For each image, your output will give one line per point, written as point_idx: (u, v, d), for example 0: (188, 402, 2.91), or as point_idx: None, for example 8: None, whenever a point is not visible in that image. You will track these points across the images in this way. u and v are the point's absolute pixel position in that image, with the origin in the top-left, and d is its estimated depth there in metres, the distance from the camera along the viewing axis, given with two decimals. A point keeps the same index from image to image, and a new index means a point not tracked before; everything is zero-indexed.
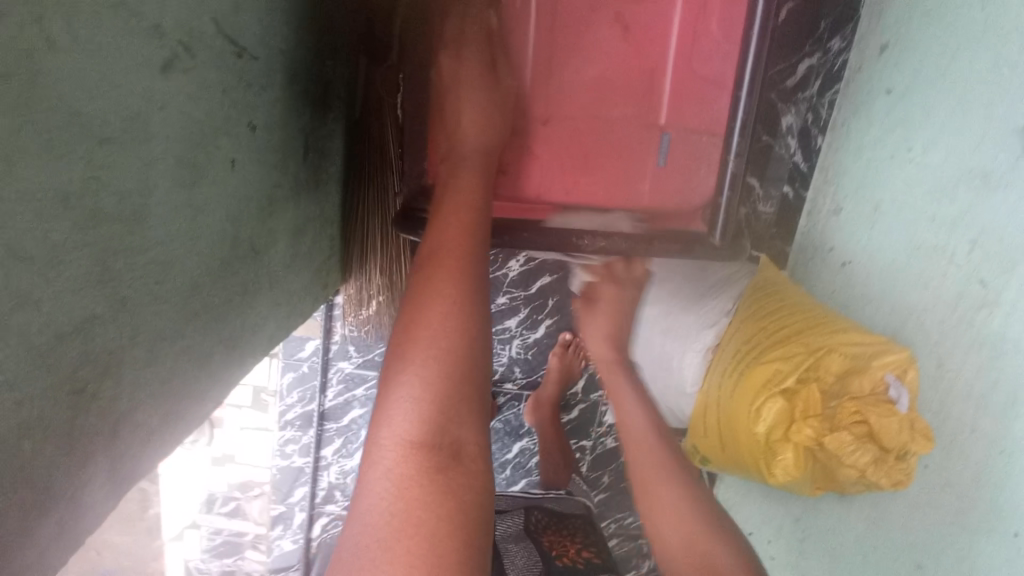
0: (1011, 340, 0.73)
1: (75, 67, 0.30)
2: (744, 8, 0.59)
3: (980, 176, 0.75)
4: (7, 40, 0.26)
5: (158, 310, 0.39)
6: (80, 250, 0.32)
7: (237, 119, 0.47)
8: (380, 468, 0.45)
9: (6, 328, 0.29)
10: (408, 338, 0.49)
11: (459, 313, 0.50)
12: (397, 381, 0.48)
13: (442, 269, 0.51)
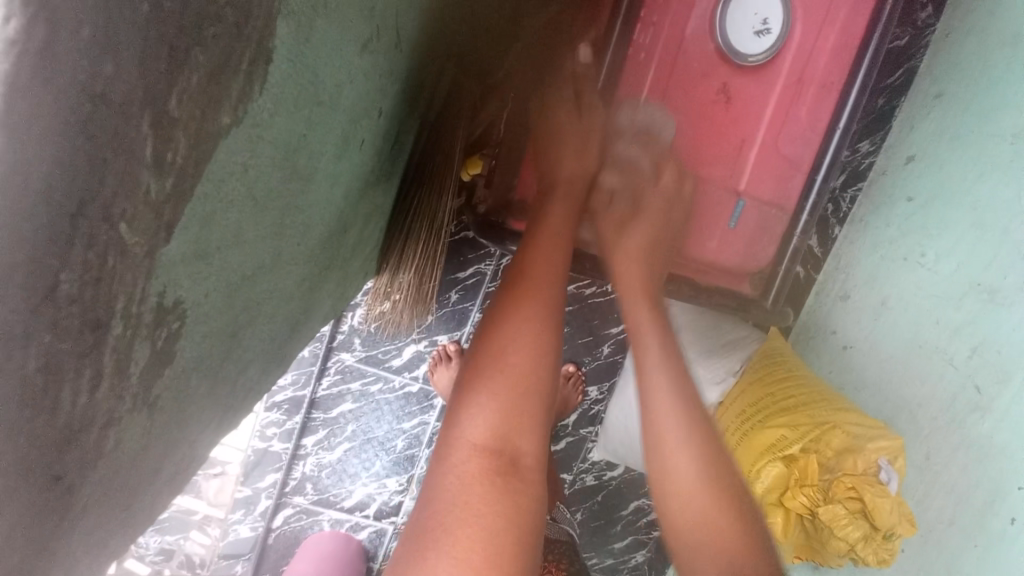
0: (997, 445, 0.82)
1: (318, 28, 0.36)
2: (834, 105, 0.65)
3: (987, 292, 0.86)
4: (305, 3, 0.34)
5: (275, 264, 0.44)
6: (248, 189, 0.36)
7: (381, 104, 0.51)
8: (449, 464, 0.46)
9: (208, 254, 0.35)
10: (490, 348, 0.51)
11: (541, 332, 0.53)
12: (475, 385, 0.50)
13: (530, 290, 0.55)
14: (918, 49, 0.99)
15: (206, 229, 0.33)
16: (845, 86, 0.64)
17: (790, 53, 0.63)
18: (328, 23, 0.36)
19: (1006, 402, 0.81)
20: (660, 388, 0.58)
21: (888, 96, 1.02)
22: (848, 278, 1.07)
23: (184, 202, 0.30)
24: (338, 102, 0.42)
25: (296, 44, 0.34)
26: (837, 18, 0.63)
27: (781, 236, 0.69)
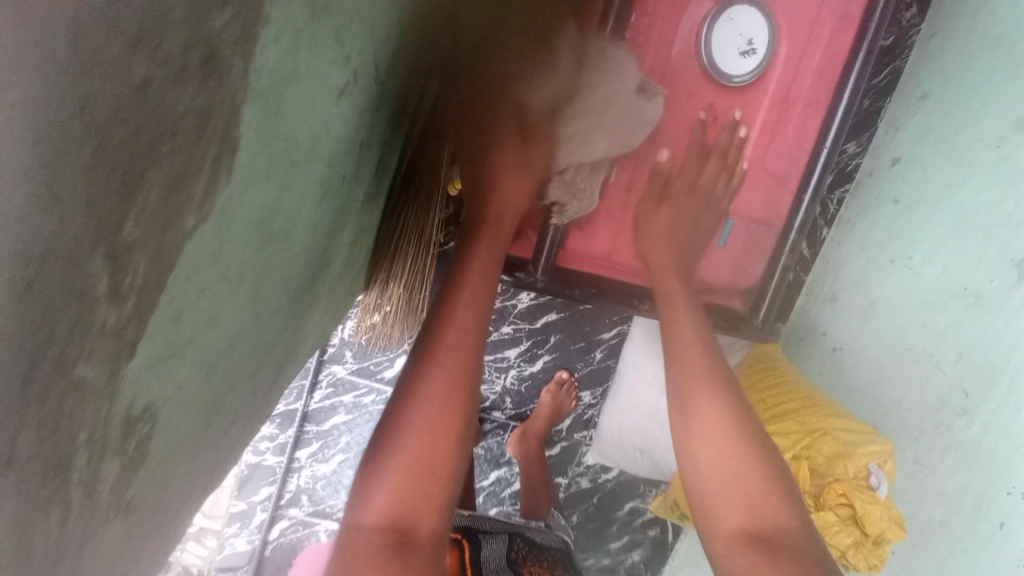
0: (984, 448, 0.84)
1: (276, 77, 0.33)
2: (820, 122, 0.64)
3: (972, 295, 0.88)
4: (280, 62, 0.32)
5: (252, 316, 0.42)
6: (216, 255, 0.34)
7: (359, 138, 0.50)
8: (348, 546, 0.45)
9: (179, 330, 0.33)
10: (397, 423, 0.51)
11: (446, 405, 0.52)
12: (381, 459, 0.49)
13: (440, 355, 0.54)
14: (904, 47, 1.06)
15: (175, 310, 0.32)
16: (832, 103, 0.63)
17: (775, 72, 0.62)
18: (303, 79, 0.35)
19: (992, 404, 0.83)
20: (686, 355, 0.62)
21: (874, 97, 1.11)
22: (838, 279, 1.16)
23: (147, 314, 0.30)
24: (314, 154, 0.40)
25: (265, 104, 0.33)
26: (822, 34, 0.62)
27: (770, 257, 0.68)
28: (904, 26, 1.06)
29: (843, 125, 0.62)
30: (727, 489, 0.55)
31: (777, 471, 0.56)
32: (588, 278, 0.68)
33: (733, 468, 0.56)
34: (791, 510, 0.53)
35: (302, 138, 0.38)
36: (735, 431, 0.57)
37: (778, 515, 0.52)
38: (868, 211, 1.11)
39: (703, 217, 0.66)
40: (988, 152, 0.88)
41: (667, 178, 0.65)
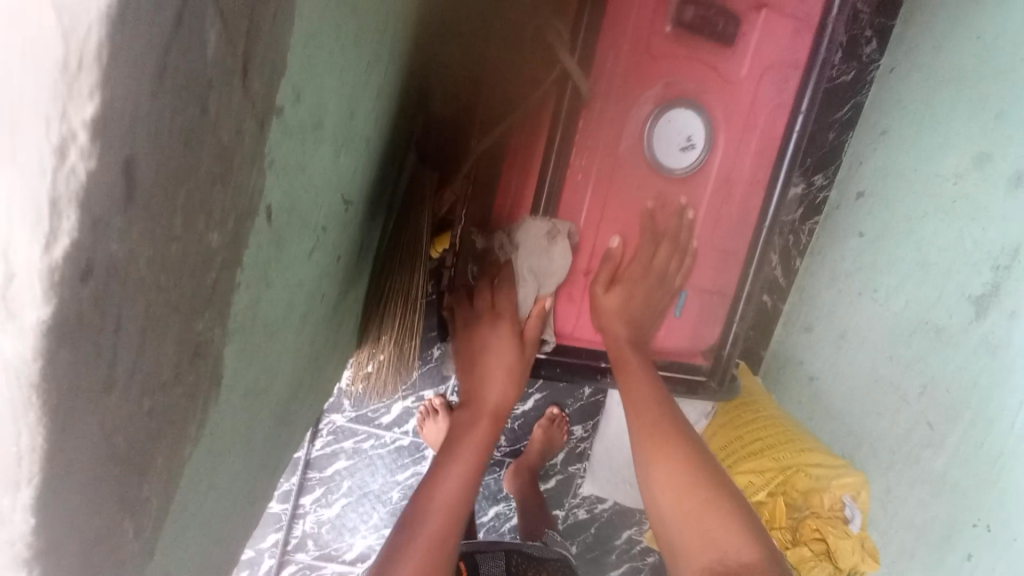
0: (948, 478, 0.92)
1: (290, 278, 0.37)
2: (761, 200, 0.70)
3: (933, 329, 0.99)
4: (300, 250, 0.38)
5: (260, 451, 0.47)
6: (245, 433, 0.39)
7: (334, 258, 0.54)
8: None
9: (205, 516, 0.37)
10: (423, 510, 0.61)
11: (429, 574, 0.56)
12: (405, 537, 0.59)
13: (464, 458, 0.66)
14: (864, 82, 1.23)
15: (202, 511, 0.36)
16: (769, 185, 0.69)
17: (715, 159, 0.68)
18: (298, 267, 0.39)
19: (955, 437, 0.92)
20: (643, 412, 0.66)
21: (838, 131, 1.27)
22: (811, 310, 1.29)
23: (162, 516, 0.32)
24: (295, 311, 0.43)
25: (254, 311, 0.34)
26: (756, 123, 0.68)
27: (724, 324, 0.74)
28: (866, 60, 1.22)
29: (779, 205, 0.70)
30: (693, 536, 0.57)
31: (745, 513, 0.58)
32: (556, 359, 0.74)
33: (698, 514, 0.58)
34: (759, 545, 0.55)
35: (300, 305, 0.44)
36: (697, 479, 0.61)
37: (743, 550, 0.55)
38: (838, 241, 1.27)
39: (656, 295, 0.70)
40: (949, 192, 1.01)
41: (628, 258, 0.69)
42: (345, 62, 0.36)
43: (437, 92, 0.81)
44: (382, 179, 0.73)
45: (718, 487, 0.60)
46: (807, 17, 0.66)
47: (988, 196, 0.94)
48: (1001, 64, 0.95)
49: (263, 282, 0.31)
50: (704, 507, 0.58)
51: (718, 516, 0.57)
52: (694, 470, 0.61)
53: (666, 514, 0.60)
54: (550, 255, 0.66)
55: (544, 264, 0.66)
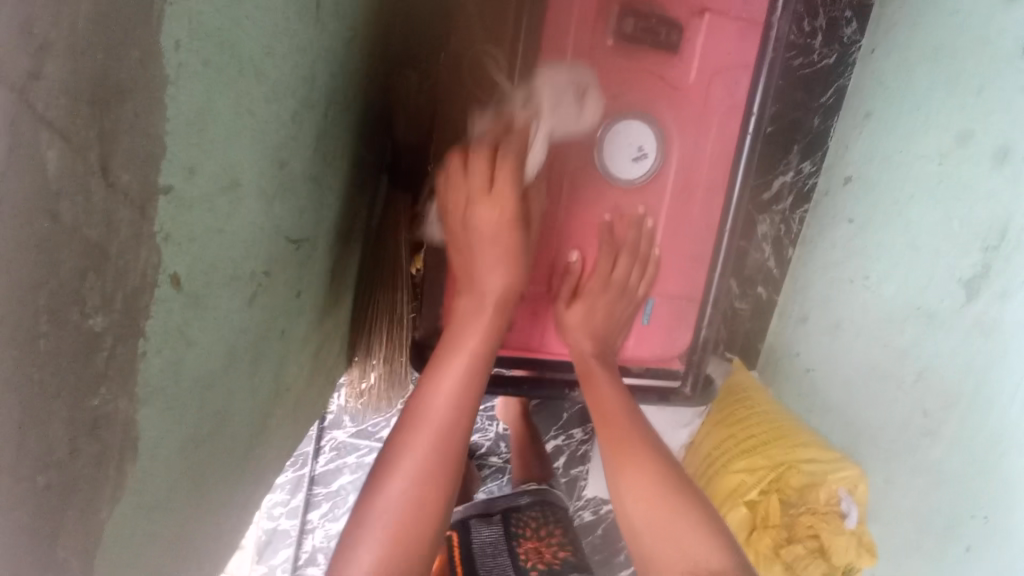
0: (944, 468, 0.91)
1: (219, 330, 0.40)
2: (721, 203, 0.70)
3: (925, 316, 0.98)
4: (232, 305, 0.40)
5: (213, 486, 0.49)
6: (181, 476, 0.41)
7: (290, 293, 0.56)
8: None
9: (139, 558, 0.40)
10: (421, 404, 0.58)
11: (430, 476, 0.55)
12: (402, 438, 0.57)
13: (462, 347, 0.61)
14: (847, 64, 1.22)
15: (126, 554, 0.37)
16: (728, 188, 0.69)
17: (670, 166, 0.68)
18: (231, 317, 0.41)
19: (951, 426, 0.90)
20: (609, 424, 0.67)
21: (823, 116, 1.26)
22: (805, 300, 1.27)
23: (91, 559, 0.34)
24: (238, 356, 0.45)
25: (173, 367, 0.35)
26: (710, 127, 0.68)
27: (694, 328, 0.74)
28: (846, 42, 1.21)
29: (739, 207, 0.69)
30: (665, 550, 0.59)
31: (712, 522, 0.60)
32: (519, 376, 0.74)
33: (670, 527, 0.59)
34: (731, 555, 0.58)
35: (246, 347, 0.46)
36: (666, 493, 0.62)
37: (711, 559, 0.57)
38: (826, 229, 1.24)
39: (618, 307, 0.69)
40: (931, 173, 1.01)
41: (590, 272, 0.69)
42: (259, 122, 0.38)
43: (401, 113, 0.86)
44: (346, 205, 0.76)
45: (688, 497, 0.62)
46: (752, 17, 0.66)
47: (980, 174, 0.92)
48: (979, 34, 0.95)
49: (176, 340, 0.35)
50: (674, 521, 0.60)
51: (688, 528, 0.59)
52: (663, 483, 0.62)
53: (640, 529, 0.61)
54: (573, 118, 0.64)
55: (564, 127, 0.64)
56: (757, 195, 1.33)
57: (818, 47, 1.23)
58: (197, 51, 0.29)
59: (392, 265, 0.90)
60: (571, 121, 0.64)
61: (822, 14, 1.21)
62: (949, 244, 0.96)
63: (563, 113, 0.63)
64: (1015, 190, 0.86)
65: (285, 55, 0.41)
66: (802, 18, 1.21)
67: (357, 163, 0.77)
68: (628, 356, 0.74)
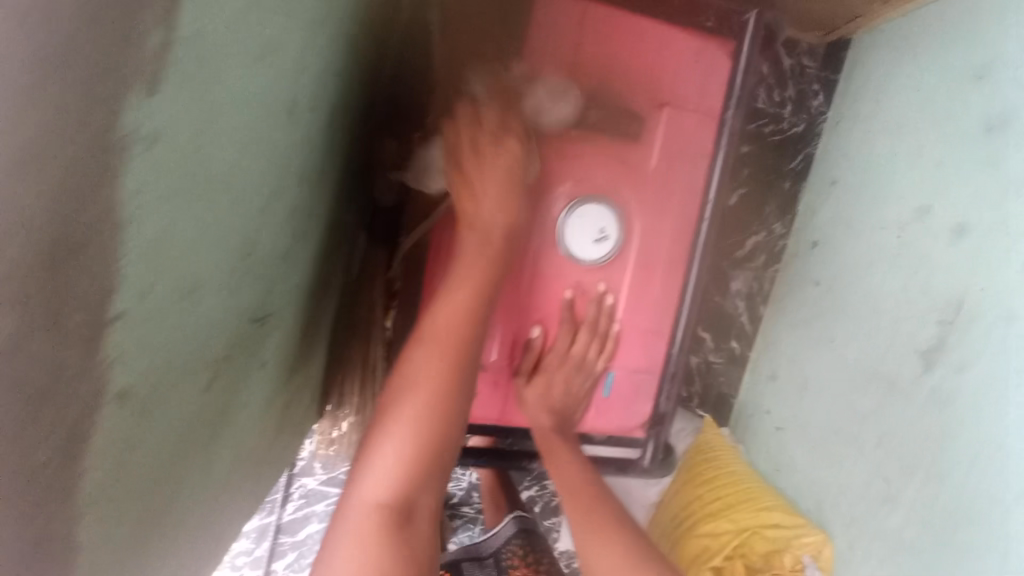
0: (903, 538, 0.90)
1: (155, 415, 0.42)
2: (681, 281, 0.73)
3: (887, 382, 0.98)
4: (171, 391, 0.42)
5: (135, 550, 0.50)
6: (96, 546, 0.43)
7: (252, 362, 0.58)
8: (352, 517, 0.52)
9: None
10: (429, 325, 0.59)
11: (440, 392, 0.57)
12: (412, 360, 0.58)
13: (467, 271, 0.61)
14: (815, 133, 1.28)
15: None
16: (687, 268, 0.72)
17: (630, 247, 0.71)
18: (169, 401, 0.43)
19: (909, 494, 0.90)
20: (576, 506, 0.71)
21: (792, 180, 1.32)
22: (776, 358, 1.29)
23: None
24: (178, 431, 0.47)
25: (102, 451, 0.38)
26: (670, 210, 0.71)
27: (654, 401, 0.76)
28: (814, 113, 1.28)
29: (697, 286, 0.72)
30: None
31: None
32: (479, 448, 0.75)
33: None
34: None
35: (189, 418, 0.49)
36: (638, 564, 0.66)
37: None
38: (795, 289, 1.28)
39: (575, 381, 0.72)
40: (891, 242, 1.02)
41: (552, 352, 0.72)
42: (223, 223, 0.41)
43: (380, 175, 0.89)
44: (321, 266, 0.79)
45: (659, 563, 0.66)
46: (709, 109, 0.70)
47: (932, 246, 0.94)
48: (933, 112, 0.98)
49: (118, 438, 0.38)
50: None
51: None
52: (635, 555, 0.67)
53: None
54: (558, 100, 0.66)
55: (550, 109, 0.66)
56: (730, 252, 1.37)
57: (787, 116, 1.30)
58: (161, 190, 0.31)
59: (368, 313, 0.93)
60: (558, 96, 0.66)
61: (791, 86, 1.28)
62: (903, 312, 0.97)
63: (549, 92, 0.66)
64: (970, 266, 0.87)
65: (258, 155, 0.43)
66: (771, 89, 1.29)
67: (332, 229, 0.78)
68: (589, 426, 0.76)
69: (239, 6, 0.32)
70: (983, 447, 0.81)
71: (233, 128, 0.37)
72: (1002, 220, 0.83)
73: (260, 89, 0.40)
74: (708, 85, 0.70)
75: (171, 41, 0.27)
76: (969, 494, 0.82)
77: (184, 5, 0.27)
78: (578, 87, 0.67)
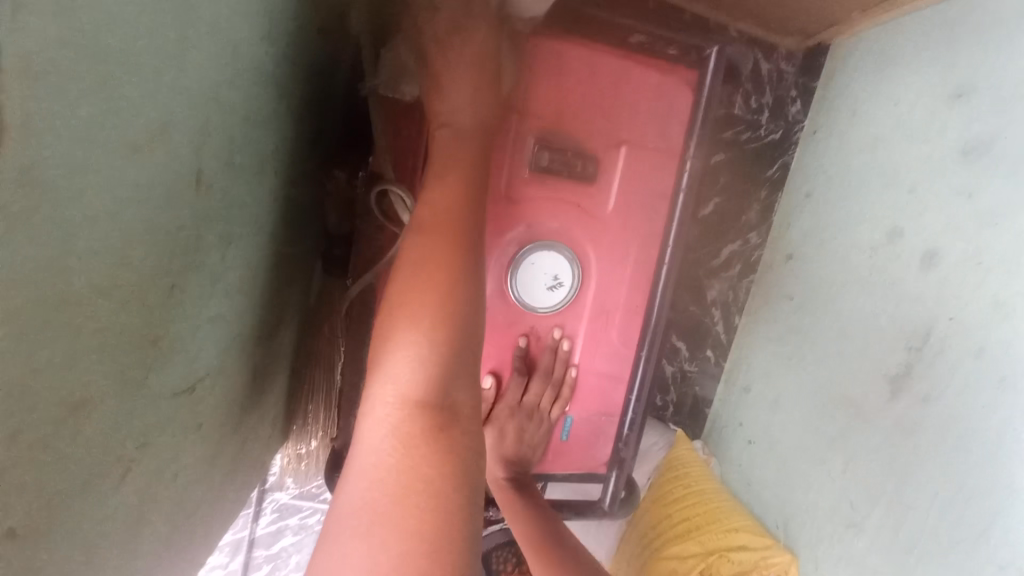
0: (870, 564, 0.88)
1: (69, 533, 0.39)
2: (641, 324, 0.71)
3: (853, 406, 0.95)
4: (81, 503, 0.40)
5: None
6: None
7: (188, 433, 0.55)
8: (387, 418, 0.46)
9: None
10: (422, 214, 0.55)
11: (448, 271, 0.52)
12: (410, 256, 0.53)
13: (451, 162, 0.57)
14: (791, 141, 1.22)
15: None
16: (646, 313, 0.71)
17: (585, 294, 0.69)
18: (81, 513, 0.40)
19: (875, 520, 0.87)
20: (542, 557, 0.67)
21: (770, 188, 1.26)
22: (749, 371, 1.24)
23: None
24: (104, 534, 0.44)
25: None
26: (629, 255, 0.69)
27: (616, 445, 0.74)
28: (791, 120, 1.22)
29: (657, 329, 0.70)
30: None
31: None
32: None
33: None
34: None
35: (111, 522, 0.45)
36: None
37: None
38: (768, 302, 1.22)
39: (527, 430, 0.71)
40: (864, 263, 0.96)
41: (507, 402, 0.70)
42: (115, 325, 0.37)
43: (330, 208, 0.81)
44: (276, 310, 0.74)
45: None
46: (670, 147, 0.67)
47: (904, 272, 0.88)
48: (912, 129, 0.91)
49: (25, 573, 0.35)
50: None
51: None
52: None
53: None
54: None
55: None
56: (705, 261, 1.32)
57: (765, 123, 1.24)
58: (20, 329, 0.29)
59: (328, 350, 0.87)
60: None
61: (768, 92, 1.22)
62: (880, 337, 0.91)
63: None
64: (942, 295, 0.82)
65: (154, 244, 0.39)
66: (749, 95, 1.23)
67: (281, 270, 0.72)
68: (552, 470, 0.74)
69: (89, 114, 0.30)
70: (943, 489, 0.78)
71: (112, 231, 0.34)
72: (976, 250, 0.78)
73: (149, 182, 0.37)
74: (670, 122, 0.67)
75: None
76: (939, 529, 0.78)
77: (6, 151, 0.25)
78: (531, 133, 0.64)
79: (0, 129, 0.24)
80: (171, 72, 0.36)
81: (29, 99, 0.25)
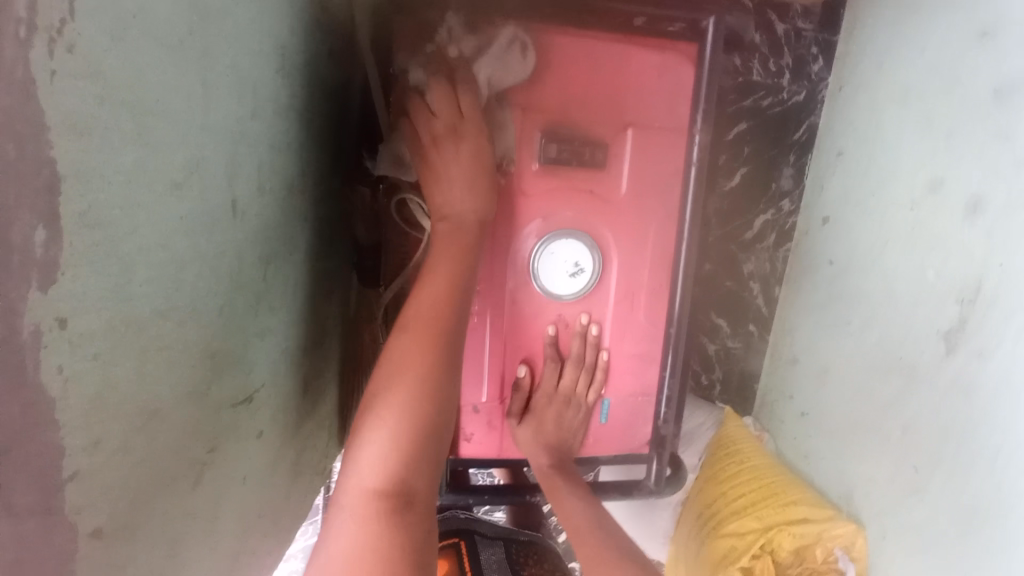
0: (936, 527, 0.83)
1: (158, 528, 0.44)
2: (667, 302, 0.72)
3: (906, 367, 0.90)
4: (167, 502, 0.44)
5: None
6: None
7: (250, 439, 0.59)
8: (345, 508, 0.48)
9: None
10: (415, 306, 0.59)
11: (428, 363, 0.55)
12: (396, 346, 0.57)
13: (442, 250, 0.61)
14: (817, 102, 1.18)
15: None
16: (671, 291, 0.71)
17: (608, 277, 0.70)
18: (162, 514, 0.44)
19: (938, 482, 0.83)
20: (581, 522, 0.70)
21: (798, 153, 1.21)
22: (794, 342, 1.21)
23: None
24: (185, 533, 0.48)
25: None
26: (647, 236, 0.69)
27: (657, 423, 0.75)
28: (814, 79, 1.18)
29: (683, 305, 0.71)
30: None
31: None
32: (484, 488, 0.77)
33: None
34: None
35: (190, 523, 0.49)
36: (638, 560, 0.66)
37: None
38: (808, 269, 1.18)
39: (568, 416, 0.72)
40: (905, 219, 0.92)
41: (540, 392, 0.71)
42: (177, 342, 0.42)
43: (358, 222, 0.88)
44: (320, 320, 0.80)
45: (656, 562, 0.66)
46: (677, 123, 0.68)
47: (946, 221, 0.85)
48: (942, 76, 0.87)
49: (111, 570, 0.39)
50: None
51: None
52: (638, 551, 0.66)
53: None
54: (513, 64, 0.64)
55: (504, 75, 0.64)
56: (739, 235, 1.28)
57: (787, 85, 1.19)
58: (95, 347, 0.33)
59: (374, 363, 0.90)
60: (508, 51, 0.64)
61: (787, 52, 1.18)
62: (920, 295, 0.88)
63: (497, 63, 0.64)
64: (988, 245, 0.78)
65: (200, 265, 0.43)
66: (766, 58, 1.19)
67: (321, 280, 0.78)
68: (595, 452, 0.75)
69: (133, 161, 0.34)
70: (999, 444, 0.74)
71: (163, 256, 0.38)
72: (1020, 193, 0.74)
73: (190, 214, 0.41)
74: (674, 99, 0.67)
75: (58, 225, 0.29)
76: (1002, 484, 0.74)
77: (66, 195, 0.29)
78: (537, 127, 0.66)
79: (57, 181, 0.28)
80: (197, 113, 0.40)
81: (80, 150, 0.29)
